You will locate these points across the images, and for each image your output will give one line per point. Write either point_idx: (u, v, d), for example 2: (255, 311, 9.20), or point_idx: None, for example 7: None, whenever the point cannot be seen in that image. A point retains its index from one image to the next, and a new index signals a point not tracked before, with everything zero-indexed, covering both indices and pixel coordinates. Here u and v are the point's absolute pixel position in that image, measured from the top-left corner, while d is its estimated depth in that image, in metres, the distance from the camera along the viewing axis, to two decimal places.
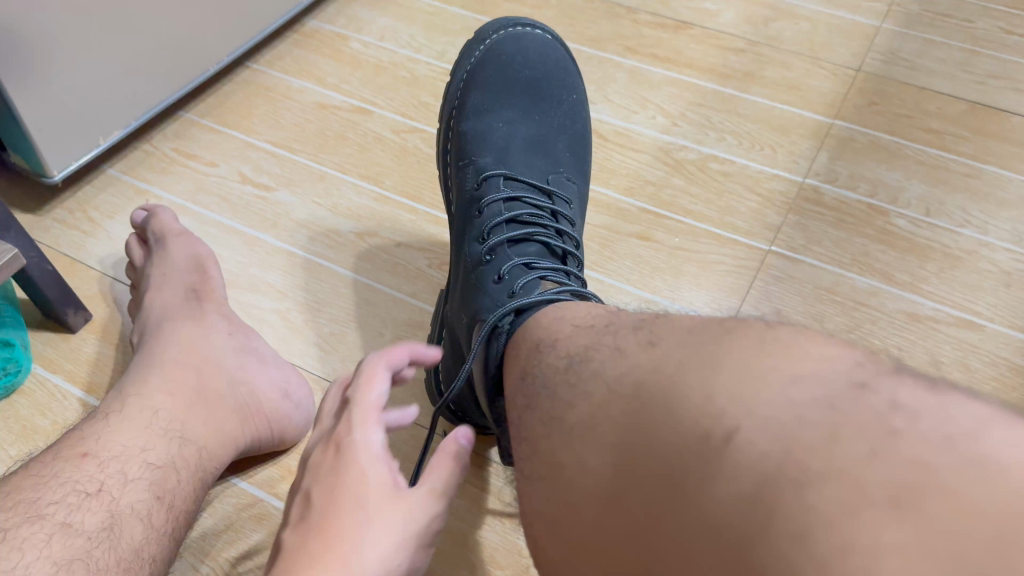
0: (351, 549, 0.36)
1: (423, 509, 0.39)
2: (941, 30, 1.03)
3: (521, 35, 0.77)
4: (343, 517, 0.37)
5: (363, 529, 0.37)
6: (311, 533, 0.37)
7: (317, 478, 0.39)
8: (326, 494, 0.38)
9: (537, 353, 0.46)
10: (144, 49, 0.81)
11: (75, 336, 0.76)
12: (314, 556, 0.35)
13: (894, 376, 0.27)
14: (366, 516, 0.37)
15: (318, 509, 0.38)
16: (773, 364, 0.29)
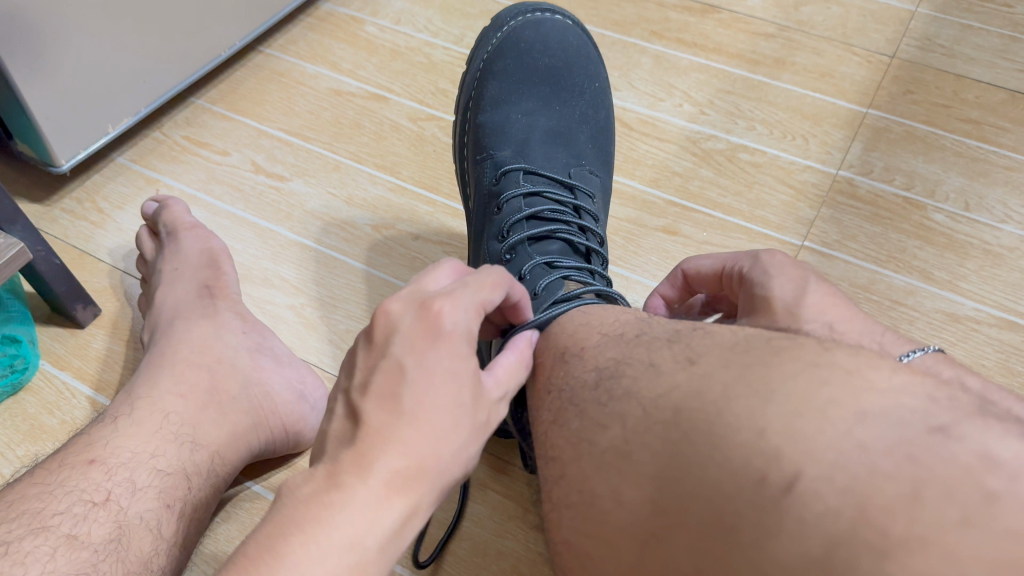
0: (444, 444, 0.35)
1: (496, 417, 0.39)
2: (979, 15, 0.99)
3: (541, 21, 0.74)
4: (441, 411, 0.35)
5: (457, 425, 0.36)
6: (403, 415, 0.34)
7: (413, 354, 0.36)
8: (427, 377, 0.35)
9: (562, 361, 0.43)
10: (153, 34, 0.79)
11: (84, 331, 0.74)
12: (408, 446, 0.34)
13: (975, 423, 0.25)
14: (462, 412, 0.36)
15: (417, 390, 0.35)
16: (841, 404, 0.26)
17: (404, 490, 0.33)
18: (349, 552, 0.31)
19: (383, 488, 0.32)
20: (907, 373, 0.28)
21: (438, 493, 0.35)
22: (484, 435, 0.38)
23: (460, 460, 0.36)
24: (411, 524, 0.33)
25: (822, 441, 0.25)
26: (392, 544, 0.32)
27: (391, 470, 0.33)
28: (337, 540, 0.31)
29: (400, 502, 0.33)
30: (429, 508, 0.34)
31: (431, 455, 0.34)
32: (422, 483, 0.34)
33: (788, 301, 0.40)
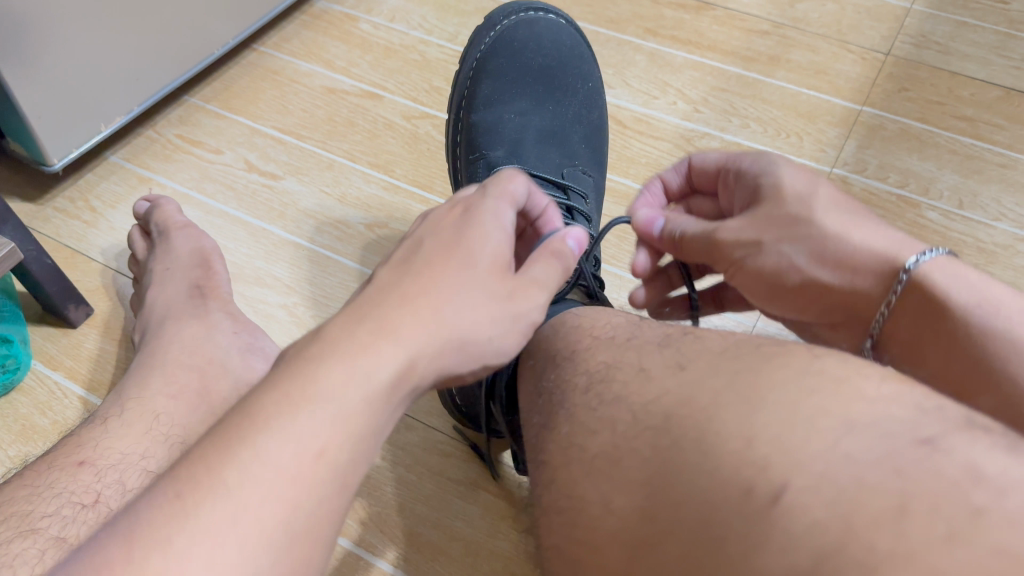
0: (452, 297, 0.35)
1: (527, 295, 0.39)
2: (974, 12, 0.98)
3: (534, 20, 0.73)
4: (452, 265, 0.36)
5: (468, 285, 0.36)
6: (411, 273, 0.36)
7: (433, 229, 0.39)
8: (442, 241, 0.38)
9: (554, 364, 0.43)
10: (146, 32, 0.78)
11: (76, 331, 0.73)
12: (408, 294, 0.34)
13: (963, 434, 0.25)
14: (474, 272, 0.36)
15: (431, 252, 0.37)
16: (829, 415, 0.27)
17: (394, 343, 0.32)
18: (331, 404, 0.30)
19: (372, 339, 0.32)
20: (896, 382, 0.28)
21: (440, 353, 0.34)
22: (506, 305, 0.37)
23: (475, 321, 0.35)
24: (406, 382, 0.33)
25: (809, 452, 0.26)
26: (382, 403, 0.32)
27: (382, 321, 0.33)
28: (321, 394, 0.30)
29: (391, 353, 0.32)
30: (432, 367, 0.34)
31: (431, 310, 0.34)
32: (415, 336, 0.33)
33: (801, 192, 0.45)
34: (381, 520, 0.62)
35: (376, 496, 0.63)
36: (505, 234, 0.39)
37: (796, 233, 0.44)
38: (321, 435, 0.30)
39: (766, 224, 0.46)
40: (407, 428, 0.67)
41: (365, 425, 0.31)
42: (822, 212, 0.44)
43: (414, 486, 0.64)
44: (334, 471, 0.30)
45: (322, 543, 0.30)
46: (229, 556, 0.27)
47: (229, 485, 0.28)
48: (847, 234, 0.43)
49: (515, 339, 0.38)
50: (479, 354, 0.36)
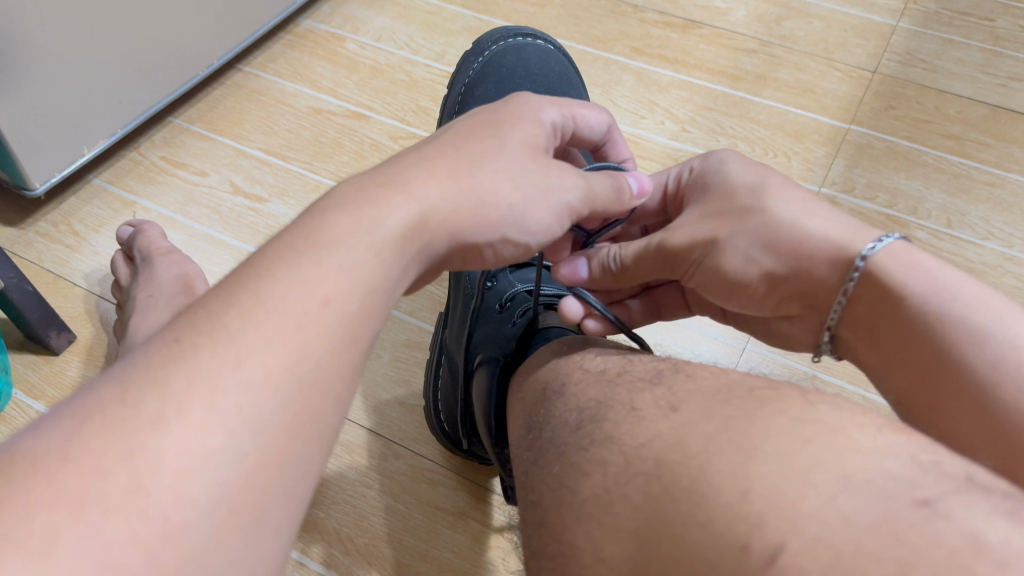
0: (479, 165, 0.37)
1: (563, 178, 0.41)
2: (960, 30, 0.99)
3: (521, 46, 0.73)
4: (479, 140, 0.39)
5: (493, 157, 0.38)
6: (442, 147, 0.38)
7: (486, 113, 0.42)
8: (476, 122, 0.40)
9: (544, 400, 0.42)
10: (128, 54, 0.77)
11: (58, 358, 0.72)
12: (434, 158, 0.37)
13: (960, 494, 0.25)
14: (501, 147, 0.39)
15: (458, 131, 0.39)
16: (823, 474, 0.26)
17: (407, 194, 0.34)
18: (341, 253, 0.31)
19: (382, 189, 0.33)
20: (891, 433, 0.28)
21: (460, 204, 0.36)
22: (537, 180, 0.39)
23: (500, 183, 0.37)
24: (417, 235, 0.33)
25: (806, 508, 0.25)
26: (392, 255, 0.32)
27: (395, 178, 0.34)
28: (328, 240, 0.31)
29: (402, 203, 0.33)
30: (444, 226, 0.35)
31: (447, 170, 0.36)
32: (427, 190, 0.35)
33: (753, 185, 0.46)
34: (368, 551, 0.61)
35: (363, 526, 0.62)
36: (540, 126, 0.42)
37: (751, 225, 0.45)
38: (328, 284, 0.30)
39: (721, 219, 0.46)
40: (394, 456, 0.66)
41: (374, 275, 0.31)
42: (774, 199, 0.45)
43: (404, 515, 0.63)
44: (342, 321, 0.29)
45: (332, 402, 0.29)
46: (234, 400, 0.26)
47: (231, 331, 0.27)
48: (800, 221, 0.43)
49: (544, 217, 0.40)
50: (500, 220, 0.37)
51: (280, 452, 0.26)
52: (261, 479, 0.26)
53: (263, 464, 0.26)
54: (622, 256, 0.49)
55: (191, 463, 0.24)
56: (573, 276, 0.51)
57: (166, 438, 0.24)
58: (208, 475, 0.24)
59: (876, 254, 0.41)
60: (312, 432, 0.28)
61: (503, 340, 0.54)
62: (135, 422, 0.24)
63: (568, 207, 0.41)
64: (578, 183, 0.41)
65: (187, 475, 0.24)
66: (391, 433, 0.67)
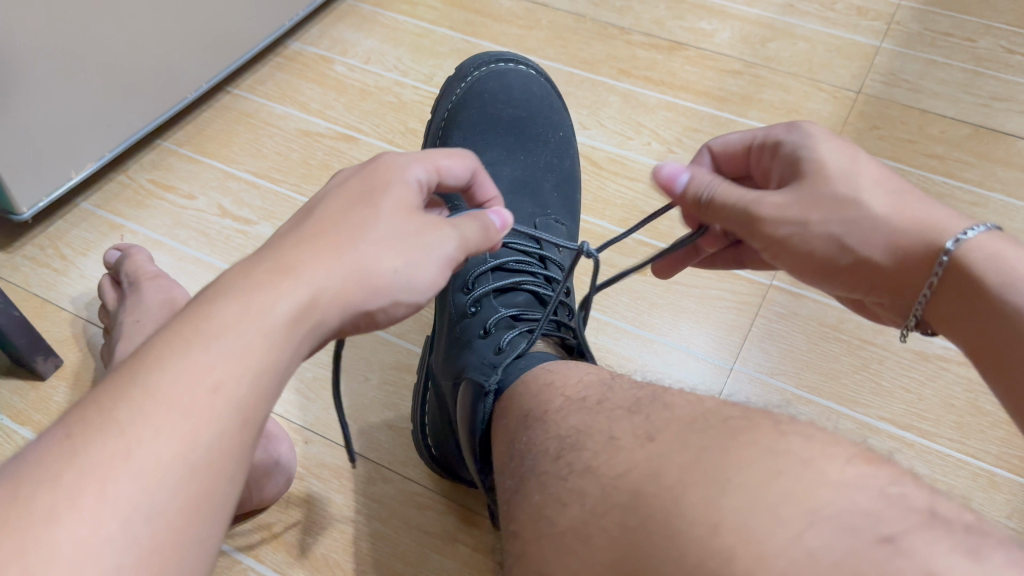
0: (359, 239, 0.36)
1: (437, 233, 0.39)
2: (943, 50, 1.00)
3: (504, 72, 0.74)
4: (350, 216, 0.37)
5: (371, 228, 0.37)
6: (313, 228, 0.37)
7: (345, 183, 0.40)
8: (341, 194, 0.39)
9: (526, 427, 0.43)
10: (116, 77, 0.78)
11: (45, 384, 0.72)
12: (307, 242, 0.36)
13: (926, 529, 0.25)
14: (378, 216, 0.38)
15: (332, 206, 0.38)
16: (790, 510, 0.26)
17: (295, 279, 0.33)
18: (223, 340, 0.30)
19: (269, 276, 0.33)
20: (861, 464, 0.28)
21: (341, 279, 0.35)
22: (414, 240, 0.38)
23: (378, 253, 0.36)
24: (307, 318, 0.33)
25: (771, 545, 0.25)
26: (284, 336, 0.32)
27: (281, 264, 0.34)
28: (215, 329, 0.30)
29: (289, 288, 0.33)
30: (334, 304, 0.34)
31: (329, 250, 0.35)
32: (313, 273, 0.34)
33: (845, 171, 0.47)
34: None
35: (351, 551, 0.62)
36: (409, 185, 0.40)
37: (840, 217, 0.46)
38: (217, 367, 0.30)
39: (813, 205, 0.47)
40: (383, 479, 0.66)
41: (266, 358, 0.31)
42: (866, 192, 0.46)
43: (392, 541, 0.63)
44: (233, 406, 0.29)
45: (228, 480, 0.29)
46: (127, 488, 0.26)
47: (122, 422, 0.28)
48: (893, 218, 0.46)
49: (430, 274, 0.39)
50: (385, 289, 0.36)
51: (178, 533, 0.27)
52: (160, 562, 0.26)
53: (164, 545, 0.27)
54: (716, 190, 0.49)
55: (87, 554, 0.25)
56: (670, 180, 0.51)
57: (58, 530, 0.25)
58: (103, 562, 0.25)
59: (964, 244, 0.43)
60: (208, 513, 0.28)
61: (484, 365, 0.53)
62: (27, 519, 0.25)
63: (451, 258, 0.40)
64: (451, 233, 0.40)
65: (83, 564, 0.25)
66: (379, 457, 0.67)
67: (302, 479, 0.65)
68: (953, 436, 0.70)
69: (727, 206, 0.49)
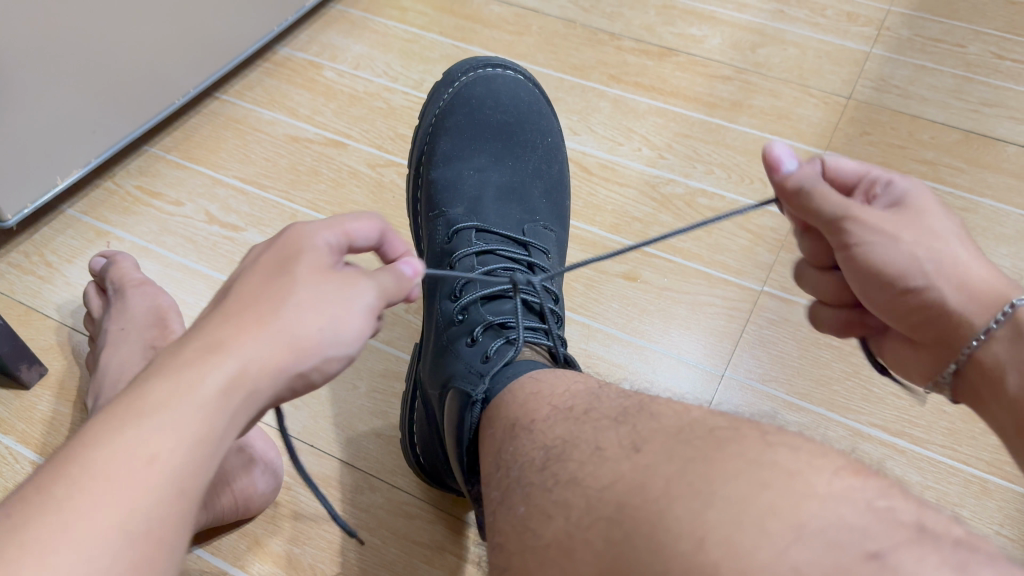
0: (279, 307, 0.35)
1: (357, 293, 0.37)
2: (933, 56, 1.00)
3: (491, 77, 0.74)
4: (265, 288, 0.35)
5: (294, 293, 0.35)
6: (232, 304, 0.35)
7: (255, 260, 0.37)
8: (253, 270, 0.37)
9: (512, 437, 0.42)
10: (103, 83, 0.77)
11: (29, 393, 0.71)
12: (225, 320, 0.34)
13: (914, 544, 0.24)
14: (297, 282, 0.36)
15: (248, 281, 0.36)
16: (775, 524, 0.26)
17: (226, 351, 0.32)
18: (158, 413, 0.30)
19: (200, 351, 0.32)
20: (849, 477, 0.28)
21: (266, 350, 0.33)
22: (334, 298, 0.36)
23: (301, 316, 0.35)
24: (241, 386, 0.32)
25: (757, 560, 0.25)
26: (219, 404, 0.31)
27: (209, 340, 0.33)
28: (149, 405, 0.30)
29: (217, 361, 0.32)
30: (267, 373, 0.33)
31: (254, 320, 0.34)
32: (243, 344, 0.33)
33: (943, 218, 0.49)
34: None
35: (338, 562, 0.62)
36: (320, 252, 0.38)
37: (929, 245, 0.48)
38: (153, 440, 0.29)
39: (903, 224, 0.48)
40: (371, 488, 0.65)
41: (204, 428, 0.31)
42: (956, 238, 0.48)
43: (379, 551, 0.63)
44: (172, 475, 0.29)
45: (169, 548, 0.29)
46: (66, 561, 0.26)
47: (60, 498, 0.28)
48: (969, 266, 0.48)
49: (356, 332, 0.37)
50: (313, 352, 0.35)
51: None
52: None
53: None
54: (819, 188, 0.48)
55: None
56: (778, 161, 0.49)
57: None
58: None
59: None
60: None
61: (470, 374, 0.52)
62: None
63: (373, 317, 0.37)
64: (370, 292, 0.38)
65: None
66: (367, 466, 0.66)
67: (289, 489, 0.65)
68: (944, 443, 0.70)
69: (827, 203, 0.48)
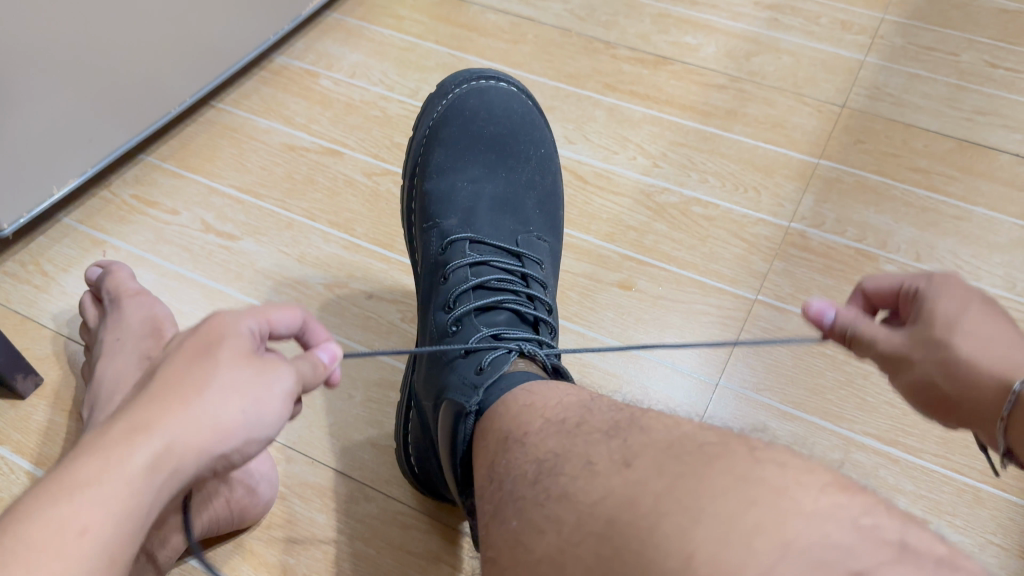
0: (203, 390, 0.34)
1: (279, 377, 0.37)
2: (927, 64, 1.00)
3: (485, 88, 0.74)
4: (188, 370, 0.35)
5: (219, 375, 0.35)
6: (157, 385, 0.34)
7: (180, 340, 0.37)
8: (178, 350, 0.36)
9: (505, 449, 0.42)
10: (98, 93, 0.78)
11: (24, 403, 0.71)
12: (147, 402, 0.33)
13: (898, 563, 0.25)
14: (223, 364, 0.35)
15: (173, 361, 0.35)
16: (761, 542, 0.26)
17: (153, 428, 0.32)
18: (86, 492, 0.30)
19: (126, 429, 0.32)
20: (836, 493, 0.28)
21: (189, 432, 0.33)
22: (259, 381, 0.36)
23: (223, 397, 0.34)
24: (166, 463, 0.32)
25: None
26: (147, 481, 0.31)
27: (131, 419, 0.32)
28: (77, 482, 0.30)
29: (143, 441, 0.32)
30: (195, 451, 0.33)
31: (180, 399, 0.33)
32: (169, 421, 0.32)
33: (949, 316, 0.44)
34: None
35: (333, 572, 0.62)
36: (244, 336, 0.37)
37: (936, 361, 0.43)
38: (82, 515, 0.29)
39: (910, 345, 0.45)
40: (366, 498, 0.66)
41: (131, 504, 0.31)
42: (961, 336, 0.43)
43: (374, 561, 0.63)
44: (98, 553, 0.29)
45: None
46: None
47: None
48: (979, 357, 0.42)
49: (275, 415, 0.36)
50: (237, 431, 0.34)
51: None
52: None
53: None
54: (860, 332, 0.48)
55: None
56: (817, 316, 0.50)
57: None
58: None
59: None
60: None
61: (464, 386, 0.52)
62: None
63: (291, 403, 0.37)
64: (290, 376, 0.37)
65: None
66: (362, 476, 0.67)
67: (284, 499, 0.65)
68: (938, 452, 0.71)
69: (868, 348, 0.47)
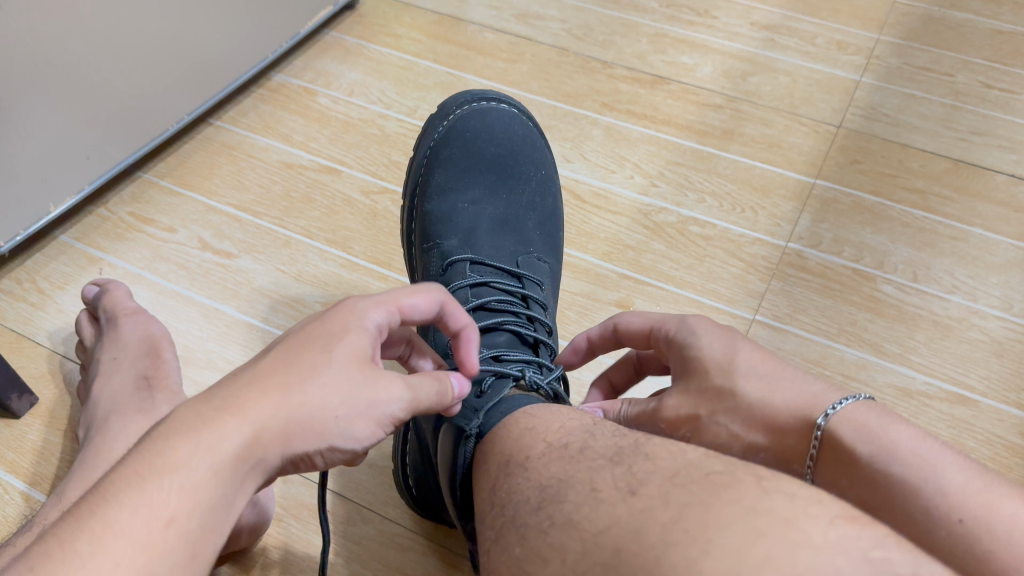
0: (305, 384, 0.37)
1: (388, 387, 0.39)
2: (922, 85, 1.01)
3: (486, 110, 0.74)
4: (297, 363, 0.38)
5: (320, 372, 0.38)
6: (262, 370, 0.37)
7: (297, 329, 0.40)
8: (293, 340, 0.39)
9: (507, 473, 0.42)
10: (98, 110, 0.78)
11: (18, 422, 0.71)
12: (251, 386, 0.36)
13: None
14: (330, 362, 0.38)
15: (283, 349, 0.38)
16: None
17: (245, 417, 0.34)
18: (179, 474, 0.32)
19: (220, 413, 0.34)
20: (845, 525, 0.28)
21: (282, 425, 0.36)
22: (361, 386, 0.39)
23: (322, 395, 0.37)
24: (251, 455, 0.34)
25: None
26: (230, 472, 0.33)
27: (228, 400, 0.35)
28: (168, 466, 0.32)
29: (235, 426, 0.34)
30: (276, 445, 0.35)
31: (278, 388, 0.36)
32: (260, 411, 0.35)
33: (723, 361, 0.45)
34: None
35: None
36: (367, 334, 0.40)
37: (727, 405, 0.44)
38: (170, 503, 0.31)
39: (700, 399, 0.46)
40: (363, 520, 0.65)
41: (214, 494, 0.33)
42: (741, 378, 0.44)
43: None
44: (183, 539, 0.31)
45: None
46: None
47: (83, 554, 0.29)
48: (769, 399, 0.43)
49: (367, 426, 0.39)
50: (324, 433, 0.37)
51: None
52: None
53: None
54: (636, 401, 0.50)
55: None
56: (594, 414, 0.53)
57: None
58: None
59: (836, 415, 0.40)
60: None
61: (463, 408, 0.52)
62: None
63: (394, 415, 0.40)
64: (404, 393, 0.40)
65: None
66: (359, 497, 0.66)
67: (280, 519, 0.64)
68: None
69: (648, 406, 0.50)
